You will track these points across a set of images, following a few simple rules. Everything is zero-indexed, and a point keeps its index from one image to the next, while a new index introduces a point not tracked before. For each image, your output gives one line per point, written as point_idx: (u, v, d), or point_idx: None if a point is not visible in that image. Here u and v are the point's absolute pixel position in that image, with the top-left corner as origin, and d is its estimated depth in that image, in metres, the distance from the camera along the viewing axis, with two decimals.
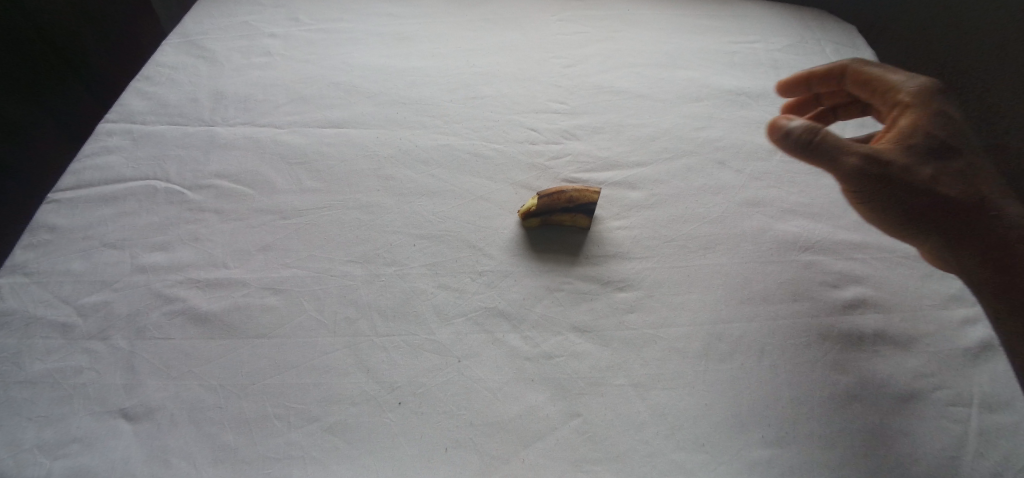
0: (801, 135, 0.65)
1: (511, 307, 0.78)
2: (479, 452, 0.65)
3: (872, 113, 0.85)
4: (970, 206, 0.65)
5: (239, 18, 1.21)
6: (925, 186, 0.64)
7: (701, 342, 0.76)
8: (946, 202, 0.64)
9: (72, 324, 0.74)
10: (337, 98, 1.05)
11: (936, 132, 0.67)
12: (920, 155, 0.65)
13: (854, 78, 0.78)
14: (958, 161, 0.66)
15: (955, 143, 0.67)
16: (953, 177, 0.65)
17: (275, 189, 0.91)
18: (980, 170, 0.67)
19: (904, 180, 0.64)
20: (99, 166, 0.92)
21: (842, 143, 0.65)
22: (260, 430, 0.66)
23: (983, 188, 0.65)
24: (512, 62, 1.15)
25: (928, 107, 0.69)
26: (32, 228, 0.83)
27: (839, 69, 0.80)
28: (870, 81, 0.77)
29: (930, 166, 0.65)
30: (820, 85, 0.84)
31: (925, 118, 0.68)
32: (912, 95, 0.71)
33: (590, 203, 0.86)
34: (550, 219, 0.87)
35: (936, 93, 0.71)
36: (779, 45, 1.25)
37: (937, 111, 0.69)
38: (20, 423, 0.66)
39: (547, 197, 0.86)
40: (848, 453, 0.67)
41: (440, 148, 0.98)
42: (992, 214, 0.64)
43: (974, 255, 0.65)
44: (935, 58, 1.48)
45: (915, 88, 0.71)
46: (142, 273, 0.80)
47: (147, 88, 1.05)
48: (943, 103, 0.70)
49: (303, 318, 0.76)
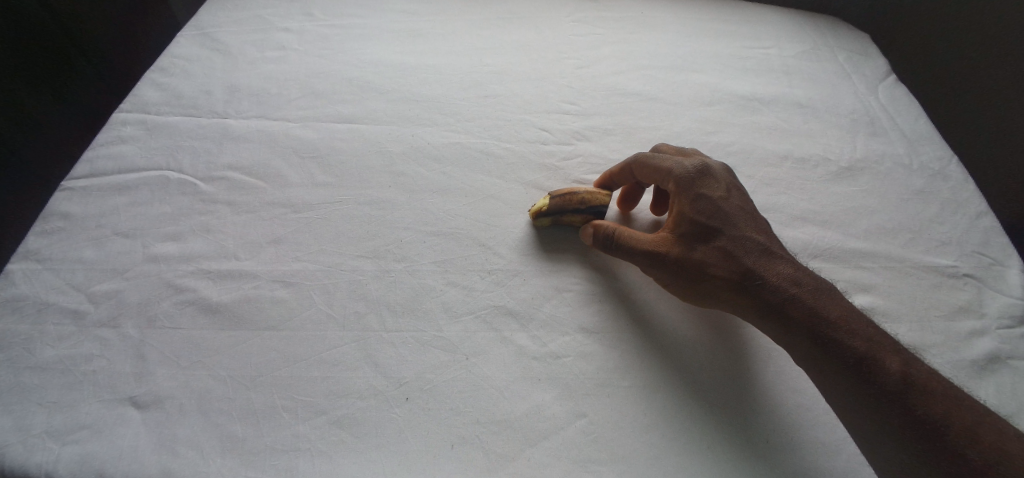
0: (602, 238, 0.79)
1: (519, 306, 0.78)
2: (485, 450, 0.66)
3: (722, 168, 0.80)
4: (743, 285, 0.71)
5: (254, 11, 1.22)
6: (688, 268, 0.73)
7: (707, 346, 0.76)
8: (730, 284, 0.71)
9: (83, 311, 0.75)
10: (349, 93, 1.05)
11: (692, 218, 0.74)
12: (686, 243, 0.74)
13: (637, 170, 0.82)
14: (745, 242, 0.73)
15: (737, 225, 0.74)
16: (720, 258, 0.72)
17: (286, 182, 0.91)
18: (762, 248, 0.72)
19: (674, 267, 0.74)
20: (111, 155, 0.92)
21: (627, 237, 0.77)
22: (267, 422, 0.67)
23: (753, 265, 0.71)
24: (525, 62, 1.15)
25: (682, 191, 0.76)
26: (45, 215, 0.84)
27: (627, 170, 0.84)
28: (642, 172, 0.81)
29: (698, 252, 0.73)
30: (622, 182, 0.87)
31: (686, 204, 0.75)
32: (675, 182, 0.77)
33: (601, 206, 0.86)
34: (561, 220, 0.86)
35: (689, 174, 0.76)
36: (792, 52, 1.24)
37: (694, 195, 0.75)
38: (30, 408, 0.67)
39: (559, 198, 0.85)
40: (852, 461, 0.67)
41: (451, 146, 0.98)
42: (763, 291, 0.70)
43: (785, 337, 0.69)
44: (947, 69, 1.47)
45: (681, 170, 0.77)
46: (154, 263, 0.80)
47: (162, 78, 1.06)
48: (701, 185, 0.76)
49: (312, 311, 0.76)
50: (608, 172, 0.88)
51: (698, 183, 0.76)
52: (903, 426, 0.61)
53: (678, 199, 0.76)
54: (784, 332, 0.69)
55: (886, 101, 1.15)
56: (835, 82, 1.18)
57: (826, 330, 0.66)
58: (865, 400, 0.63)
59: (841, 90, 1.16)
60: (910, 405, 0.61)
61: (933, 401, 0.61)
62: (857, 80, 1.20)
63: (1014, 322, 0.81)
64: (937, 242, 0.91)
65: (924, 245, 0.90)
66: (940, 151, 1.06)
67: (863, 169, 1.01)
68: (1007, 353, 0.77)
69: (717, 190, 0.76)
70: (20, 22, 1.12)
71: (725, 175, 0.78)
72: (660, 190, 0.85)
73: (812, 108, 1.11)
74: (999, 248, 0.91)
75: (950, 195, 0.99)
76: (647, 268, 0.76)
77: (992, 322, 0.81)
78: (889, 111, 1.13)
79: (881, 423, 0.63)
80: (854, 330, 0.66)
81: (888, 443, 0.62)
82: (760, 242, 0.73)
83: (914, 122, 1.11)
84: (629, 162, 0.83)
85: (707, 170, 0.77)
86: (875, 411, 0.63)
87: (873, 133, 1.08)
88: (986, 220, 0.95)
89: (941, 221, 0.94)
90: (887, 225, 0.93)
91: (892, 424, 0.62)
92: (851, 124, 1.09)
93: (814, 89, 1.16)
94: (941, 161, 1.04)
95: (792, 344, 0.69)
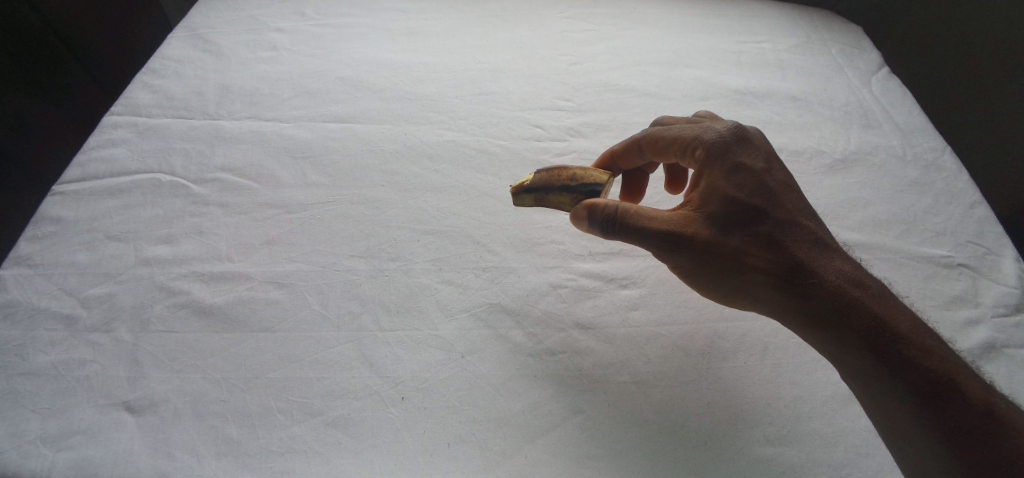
0: (599, 216, 0.67)
1: (515, 303, 0.78)
2: (482, 448, 0.65)
3: (757, 135, 0.72)
4: (784, 275, 0.64)
5: (245, 12, 1.21)
6: (719, 255, 0.66)
7: (703, 340, 0.75)
8: (772, 277, 0.65)
9: (76, 315, 0.74)
10: (343, 92, 1.05)
11: (730, 195, 0.66)
12: (718, 225, 0.66)
13: (647, 143, 0.77)
14: (789, 226, 0.66)
15: (778, 207, 0.67)
16: (759, 246, 0.65)
17: (280, 183, 0.91)
18: (807, 232, 0.66)
19: (701, 252, 0.66)
20: (103, 159, 0.92)
21: (643, 216, 0.66)
22: (263, 424, 0.66)
23: (797, 252, 0.65)
24: (518, 59, 1.15)
25: (718, 163, 0.68)
26: (36, 220, 0.83)
27: (635, 144, 0.79)
28: (654, 144, 0.76)
29: (734, 236, 0.66)
30: (622, 162, 0.83)
31: (722, 179, 0.67)
32: (707, 151, 0.69)
33: (596, 184, 0.74)
34: (548, 198, 0.77)
35: (724, 144, 0.69)
36: (785, 45, 1.24)
37: (731, 168, 0.68)
38: (23, 415, 0.66)
39: (547, 173, 0.77)
40: (850, 453, 0.67)
41: (445, 144, 0.98)
42: (807, 281, 0.64)
43: (825, 335, 0.63)
44: (951, 59, 1.44)
45: (713, 138, 0.70)
46: (147, 266, 0.80)
47: (153, 81, 1.05)
48: (740, 157, 0.69)
49: (307, 312, 0.76)
50: (605, 153, 0.85)
51: (734, 154, 0.69)
52: (961, 452, 0.56)
53: (712, 172, 0.68)
54: (826, 329, 0.63)
55: (880, 94, 1.15)
56: (829, 74, 1.18)
57: (879, 328, 0.60)
58: (914, 406, 0.58)
59: (835, 83, 1.16)
60: (974, 433, 0.56)
61: (1007, 433, 0.55)
62: (850, 72, 1.20)
63: (1010, 311, 0.81)
64: (932, 232, 0.91)
65: (919, 236, 0.90)
66: (934, 142, 1.06)
67: (857, 161, 1.01)
68: (1004, 342, 0.77)
69: (758, 164, 0.69)
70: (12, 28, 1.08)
71: (764, 144, 0.71)
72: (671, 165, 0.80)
73: (806, 101, 1.12)
74: (993, 238, 0.91)
75: (945, 185, 0.99)
76: (661, 253, 0.67)
77: (987, 311, 0.81)
78: (883, 103, 1.13)
79: (927, 431, 0.58)
80: (909, 327, 0.60)
81: (927, 450, 0.59)
82: (809, 231, 0.66)
83: (907, 113, 1.11)
84: (638, 136, 0.78)
85: (746, 139, 0.70)
86: (922, 423, 0.58)
87: (867, 125, 1.08)
88: (980, 210, 0.95)
89: (935, 212, 0.94)
90: (882, 216, 0.93)
91: (943, 438, 0.57)
92: (844, 116, 1.09)
93: (808, 82, 1.16)
94: (935, 152, 1.04)
95: (833, 342, 0.63)
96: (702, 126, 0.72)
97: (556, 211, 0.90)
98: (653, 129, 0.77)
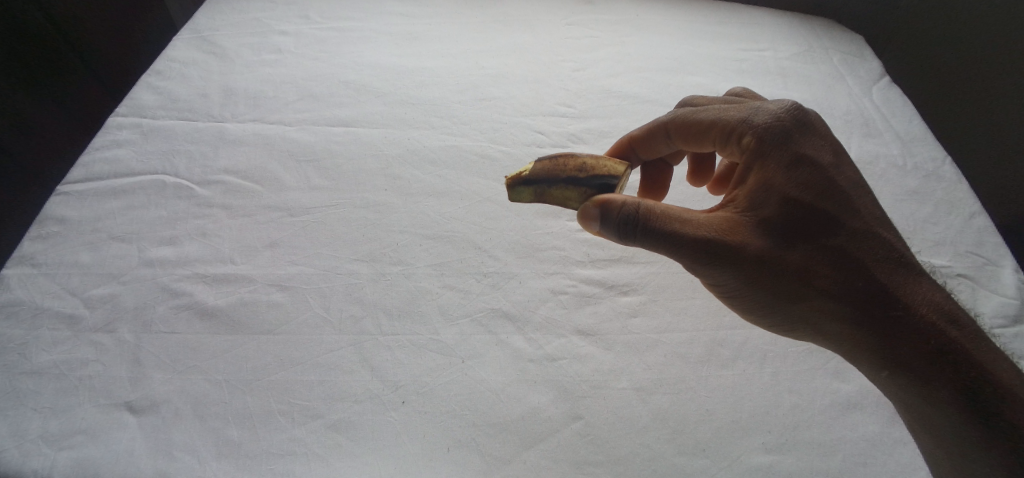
0: (622, 219, 0.58)
1: (516, 309, 0.78)
2: (482, 453, 0.66)
3: (819, 121, 0.62)
4: (856, 298, 0.55)
5: (250, 14, 1.22)
6: (777, 274, 0.56)
7: (703, 347, 0.76)
8: (839, 302, 0.56)
9: (79, 315, 0.75)
10: (346, 96, 1.06)
11: (790, 196, 0.56)
12: (776, 236, 0.56)
13: (677, 126, 0.70)
14: (862, 238, 0.57)
15: (849, 213, 0.57)
16: (826, 265, 0.56)
17: (283, 186, 0.91)
18: (882, 245, 0.57)
19: (755, 269, 0.56)
20: (108, 159, 0.92)
21: (683, 220, 0.57)
22: (264, 426, 0.67)
23: (872, 270, 0.56)
24: (520, 64, 1.16)
25: (775, 154, 0.58)
26: (40, 219, 0.84)
27: (662, 127, 0.72)
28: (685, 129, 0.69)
29: (796, 249, 0.56)
30: (641, 149, 0.77)
31: (780, 177, 0.57)
32: (759, 138, 0.59)
33: (608, 177, 0.67)
34: (549, 192, 0.69)
35: (782, 132, 0.59)
36: (787, 53, 1.25)
37: (790, 164, 0.58)
38: (26, 414, 0.66)
39: (550, 162, 0.69)
40: (848, 462, 0.67)
41: (447, 149, 0.98)
42: (885, 306, 0.55)
43: (901, 370, 0.55)
44: (945, 59, 1.37)
45: (767, 124, 0.60)
46: (150, 267, 0.80)
47: (158, 82, 1.06)
48: (802, 148, 0.58)
49: (308, 315, 0.76)
50: (625, 138, 0.78)
51: (795, 144, 0.58)
52: None
53: (771, 168, 0.58)
54: (901, 364, 0.55)
55: (880, 103, 1.16)
56: (830, 83, 1.19)
57: (966, 364, 0.52)
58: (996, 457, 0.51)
59: (835, 92, 1.17)
60: None
61: None
62: (851, 81, 1.20)
63: (1009, 322, 0.81)
64: (931, 242, 0.92)
65: (918, 246, 0.91)
66: (934, 152, 1.07)
67: None
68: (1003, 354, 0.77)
69: (823, 160, 0.59)
70: (19, 29, 1.06)
71: (828, 135, 0.61)
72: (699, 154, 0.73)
73: None
74: (992, 248, 0.91)
75: (944, 195, 0.99)
76: (706, 268, 0.57)
77: (986, 322, 0.81)
78: (884, 113, 1.14)
79: None
80: (995, 362, 0.53)
81: None
82: (887, 249, 0.57)
83: (908, 123, 1.12)
84: (667, 119, 0.71)
85: (807, 126, 0.60)
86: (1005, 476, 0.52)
87: (868, 134, 1.08)
88: (980, 220, 0.95)
89: (935, 222, 0.95)
90: None
91: None
92: (845, 125, 1.10)
93: (809, 90, 1.17)
94: (935, 162, 1.05)
95: (907, 378, 0.55)
96: (750, 107, 0.62)
97: (558, 217, 0.90)
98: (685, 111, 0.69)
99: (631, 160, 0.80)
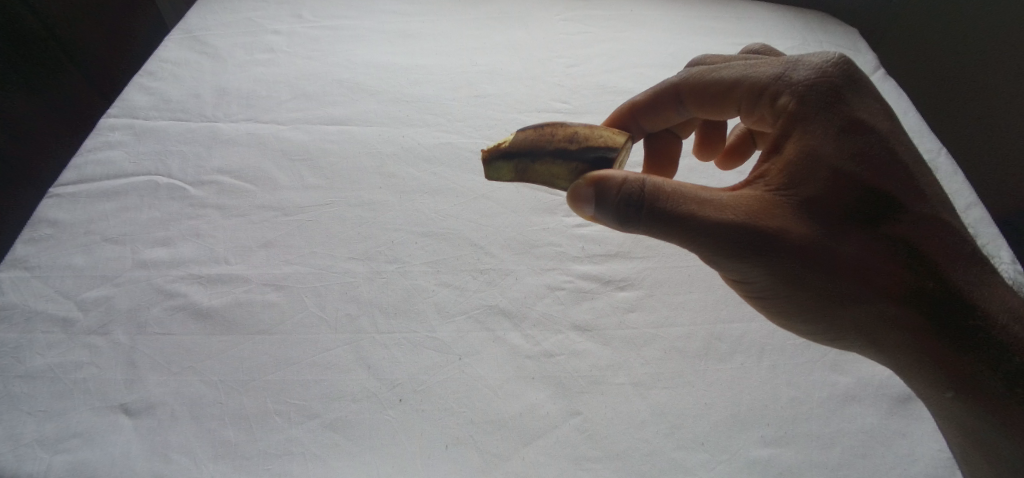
0: (651, 206, 0.54)
1: (512, 306, 0.78)
2: (480, 450, 0.65)
3: (868, 84, 0.59)
4: (920, 301, 0.53)
5: (242, 14, 1.21)
6: (825, 265, 0.53)
7: (701, 342, 0.76)
8: (888, 293, 0.53)
9: (73, 318, 0.74)
10: (340, 95, 1.05)
11: (839, 171, 0.54)
12: (820, 220, 0.53)
13: (698, 90, 0.69)
14: (929, 227, 0.54)
15: (911, 199, 0.55)
16: (875, 251, 0.53)
17: (277, 185, 0.91)
18: (950, 237, 0.55)
19: (798, 257, 0.53)
20: (100, 161, 0.92)
21: (717, 204, 0.54)
22: (260, 426, 0.66)
23: (945, 269, 0.53)
24: (515, 61, 1.15)
25: (817, 118, 0.56)
26: (32, 223, 0.83)
27: (671, 89, 0.72)
28: (699, 88, 0.69)
29: (848, 237, 0.53)
30: (643, 115, 0.77)
31: (824, 148, 0.55)
32: (798, 102, 0.58)
33: (600, 149, 0.64)
34: (532, 167, 0.67)
35: (827, 95, 0.57)
36: (781, 47, 1.25)
37: (836, 135, 0.55)
38: (19, 418, 0.66)
39: (535, 132, 0.67)
40: (848, 454, 0.67)
41: (441, 146, 0.98)
42: (959, 312, 0.52)
43: (969, 389, 0.53)
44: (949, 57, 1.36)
45: (808, 82, 0.58)
46: (144, 269, 0.80)
47: (149, 83, 1.05)
48: (853, 112, 0.56)
49: (304, 314, 0.76)
50: (625, 107, 0.78)
51: (845, 110, 0.56)
52: None
53: (815, 136, 0.56)
54: (966, 377, 0.53)
55: None
56: None
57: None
58: None
59: None
60: None
61: None
62: None
63: None
64: None
65: None
66: (930, 143, 1.07)
67: None
68: None
69: (877, 126, 0.56)
70: (17, 35, 1.04)
71: (878, 99, 0.59)
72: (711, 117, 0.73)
73: None
74: (988, 239, 0.91)
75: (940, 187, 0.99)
76: (743, 257, 0.54)
77: None
78: None
79: None
80: None
81: None
82: (944, 233, 0.54)
83: (902, 115, 1.12)
84: (678, 79, 0.71)
85: (858, 94, 0.57)
86: None
87: None
88: (976, 211, 0.95)
89: None
90: None
91: None
92: None
93: None
94: (930, 153, 1.05)
95: (976, 395, 0.53)
96: (785, 63, 0.61)
97: (554, 213, 0.90)
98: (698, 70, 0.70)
99: (631, 129, 0.79)
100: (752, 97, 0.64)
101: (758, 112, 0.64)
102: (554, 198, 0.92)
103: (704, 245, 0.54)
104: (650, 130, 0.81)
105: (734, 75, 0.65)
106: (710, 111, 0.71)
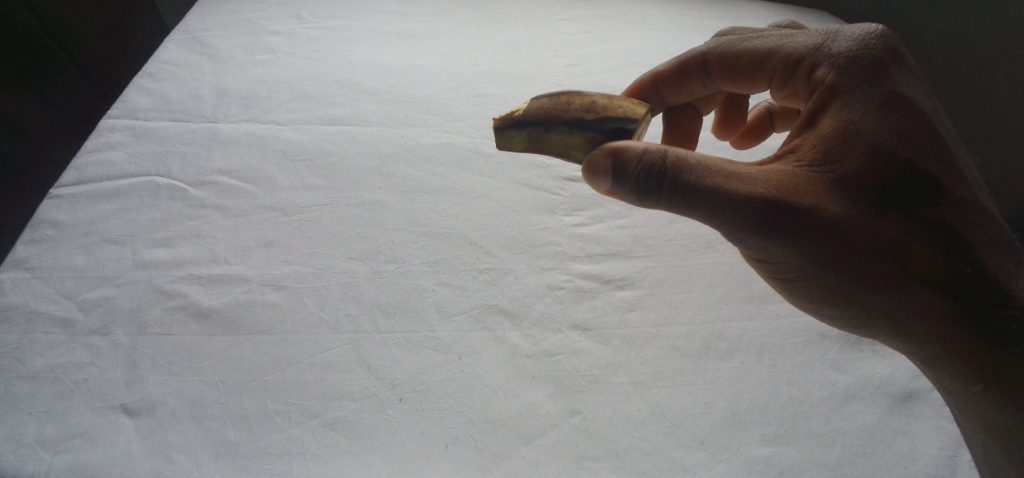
0: (677, 180, 0.53)
1: (512, 305, 0.78)
2: (480, 449, 0.65)
3: (908, 59, 0.59)
4: (953, 289, 0.53)
5: (242, 15, 1.21)
6: (856, 244, 0.52)
7: (701, 340, 0.76)
8: (916, 275, 0.53)
9: (73, 319, 0.74)
10: (340, 95, 1.05)
11: (878, 146, 0.53)
12: (855, 199, 0.52)
13: (727, 61, 0.70)
14: (965, 214, 0.54)
15: (948, 182, 0.55)
16: (908, 231, 0.52)
17: (277, 186, 0.91)
18: (988, 225, 0.55)
19: (830, 234, 0.52)
20: (100, 162, 0.92)
21: (747, 178, 0.53)
22: (260, 426, 0.66)
23: (983, 257, 0.53)
24: (514, 61, 1.15)
25: (858, 91, 0.56)
26: (33, 224, 0.83)
27: (699, 61, 0.73)
28: (728, 60, 0.70)
29: (884, 218, 0.52)
30: (664, 86, 0.78)
31: (866, 123, 0.54)
32: (839, 76, 0.57)
33: (618, 120, 0.63)
34: (547, 137, 0.64)
35: (868, 69, 0.56)
36: None
37: (877, 111, 0.55)
38: (20, 418, 0.66)
39: (550, 101, 0.65)
40: (847, 453, 0.67)
41: (440, 146, 0.98)
42: (988, 300, 0.53)
43: (996, 380, 0.54)
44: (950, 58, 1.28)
45: (849, 54, 0.58)
46: (145, 269, 0.80)
47: (150, 84, 1.05)
48: (894, 88, 0.56)
49: (304, 314, 0.76)
50: (646, 77, 0.79)
51: (885, 87, 0.56)
52: None
53: (856, 108, 0.55)
54: (986, 361, 0.54)
55: None
56: None
57: None
58: None
59: None
60: None
61: None
62: None
63: None
64: None
65: None
66: None
67: None
68: None
69: (916, 104, 0.56)
70: (22, 36, 1.04)
71: (919, 77, 0.59)
72: (737, 90, 0.73)
73: None
74: None
75: None
76: (772, 234, 0.53)
77: None
78: None
79: None
80: None
81: None
82: (975, 216, 0.54)
83: None
84: (706, 49, 0.72)
85: (899, 71, 0.57)
86: None
87: None
88: None
89: None
90: None
91: None
92: None
93: None
94: None
95: (1000, 385, 0.54)
96: (823, 34, 0.61)
97: (555, 213, 0.90)
98: (729, 40, 0.70)
99: (652, 101, 0.80)
100: (788, 69, 0.63)
101: (792, 84, 0.64)
102: (554, 197, 0.92)
103: (731, 221, 0.53)
104: (671, 104, 0.82)
105: (770, 45, 0.65)
106: (738, 82, 0.71)
